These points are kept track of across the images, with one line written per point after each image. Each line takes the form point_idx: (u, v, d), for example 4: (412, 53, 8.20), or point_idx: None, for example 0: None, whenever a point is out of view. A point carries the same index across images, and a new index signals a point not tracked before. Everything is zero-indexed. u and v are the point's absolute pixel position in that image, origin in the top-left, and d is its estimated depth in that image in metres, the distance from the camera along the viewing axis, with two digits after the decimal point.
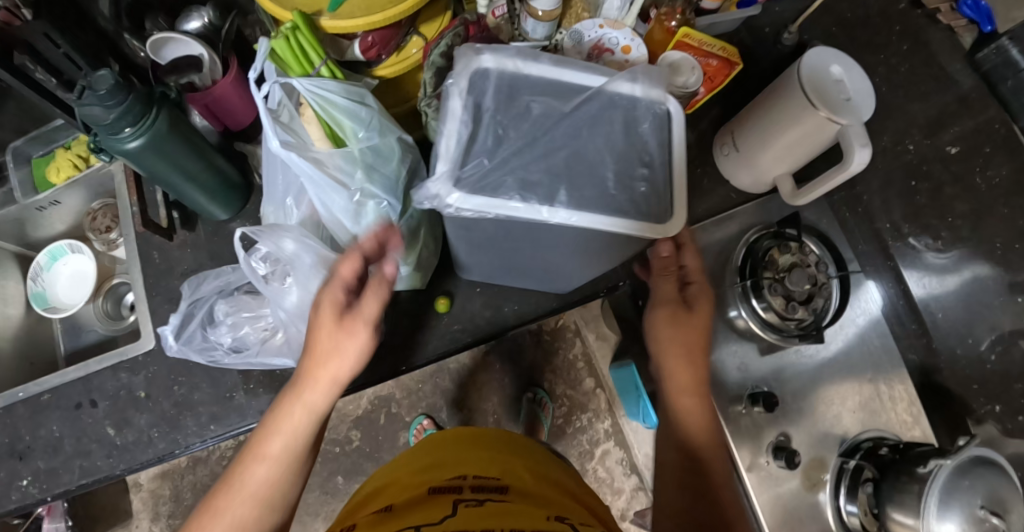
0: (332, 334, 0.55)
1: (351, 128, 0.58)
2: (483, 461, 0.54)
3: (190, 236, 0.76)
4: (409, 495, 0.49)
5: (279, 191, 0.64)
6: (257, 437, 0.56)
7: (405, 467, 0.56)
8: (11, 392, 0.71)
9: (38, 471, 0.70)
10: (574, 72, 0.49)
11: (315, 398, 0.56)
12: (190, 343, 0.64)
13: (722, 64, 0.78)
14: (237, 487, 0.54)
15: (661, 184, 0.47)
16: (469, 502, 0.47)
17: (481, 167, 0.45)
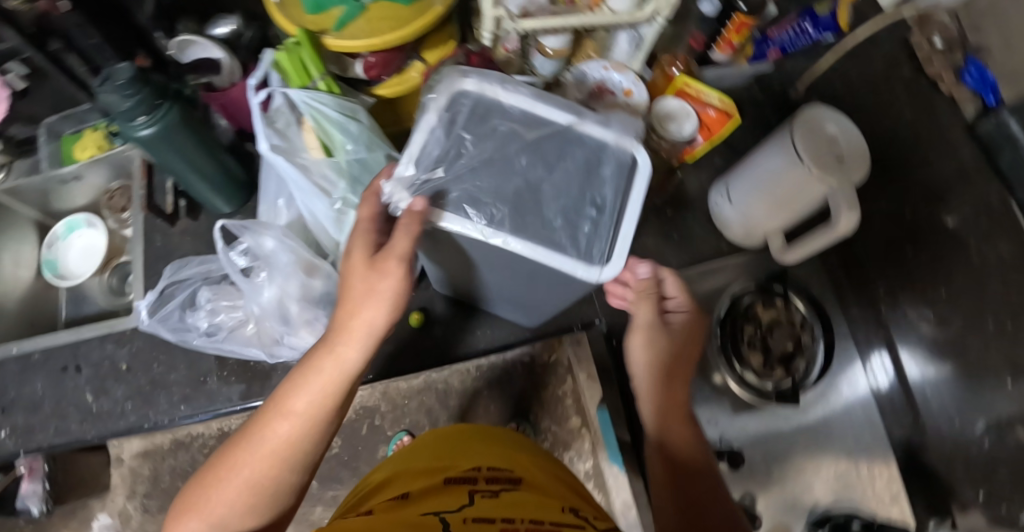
0: (365, 278, 0.49)
1: (340, 140, 0.58)
2: (493, 451, 0.52)
3: (192, 224, 0.79)
4: (425, 482, 0.47)
5: (272, 192, 0.67)
6: (281, 392, 0.50)
7: (413, 457, 0.53)
8: (5, 348, 0.75)
9: (17, 426, 0.73)
10: (550, 107, 0.51)
11: (346, 352, 0.50)
12: (164, 321, 0.66)
13: (720, 116, 0.80)
14: (257, 443, 0.48)
15: (606, 229, 0.48)
16: (486, 493, 0.45)
17: (437, 176, 0.47)
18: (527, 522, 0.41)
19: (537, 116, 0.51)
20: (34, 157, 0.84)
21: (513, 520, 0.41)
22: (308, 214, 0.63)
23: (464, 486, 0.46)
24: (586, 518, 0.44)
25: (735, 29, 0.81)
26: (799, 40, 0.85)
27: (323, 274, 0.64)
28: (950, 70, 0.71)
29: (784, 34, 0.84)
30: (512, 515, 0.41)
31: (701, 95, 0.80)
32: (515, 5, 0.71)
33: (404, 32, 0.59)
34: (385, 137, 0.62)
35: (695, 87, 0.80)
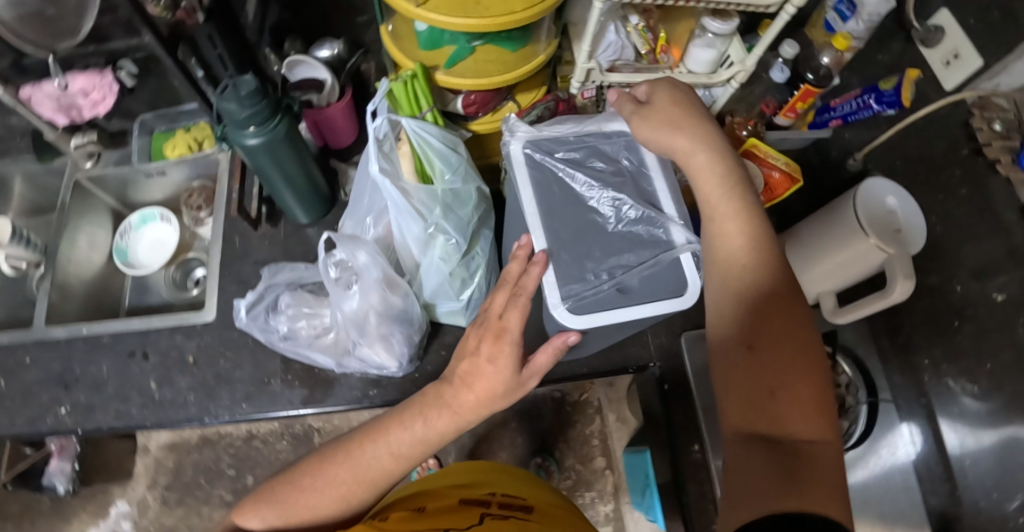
0: (512, 387, 0.49)
1: (440, 169, 0.65)
2: (509, 486, 0.61)
3: (271, 230, 0.83)
4: (441, 502, 0.54)
5: (361, 209, 0.71)
6: (385, 425, 0.51)
7: (438, 481, 0.60)
8: (76, 327, 0.77)
9: (78, 404, 0.75)
10: (670, 199, 0.59)
11: (457, 416, 0.50)
12: (252, 320, 0.70)
13: (784, 178, 0.84)
14: (352, 464, 0.51)
15: (602, 295, 0.55)
16: (495, 517, 0.52)
17: (545, 151, 0.61)
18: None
19: (655, 197, 0.59)
20: (126, 150, 0.88)
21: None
22: (398, 233, 0.67)
23: (477, 510, 0.53)
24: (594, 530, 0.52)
25: (801, 98, 0.85)
26: (861, 112, 0.87)
27: (402, 292, 0.68)
28: (1008, 154, 0.69)
29: (846, 104, 0.89)
30: None
31: (769, 158, 0.85)
32: (606, 60, 0.77)
33: (511, 76, 0.67)
34: (478, 172, 0.69)
35: (762, 151, 0.84)
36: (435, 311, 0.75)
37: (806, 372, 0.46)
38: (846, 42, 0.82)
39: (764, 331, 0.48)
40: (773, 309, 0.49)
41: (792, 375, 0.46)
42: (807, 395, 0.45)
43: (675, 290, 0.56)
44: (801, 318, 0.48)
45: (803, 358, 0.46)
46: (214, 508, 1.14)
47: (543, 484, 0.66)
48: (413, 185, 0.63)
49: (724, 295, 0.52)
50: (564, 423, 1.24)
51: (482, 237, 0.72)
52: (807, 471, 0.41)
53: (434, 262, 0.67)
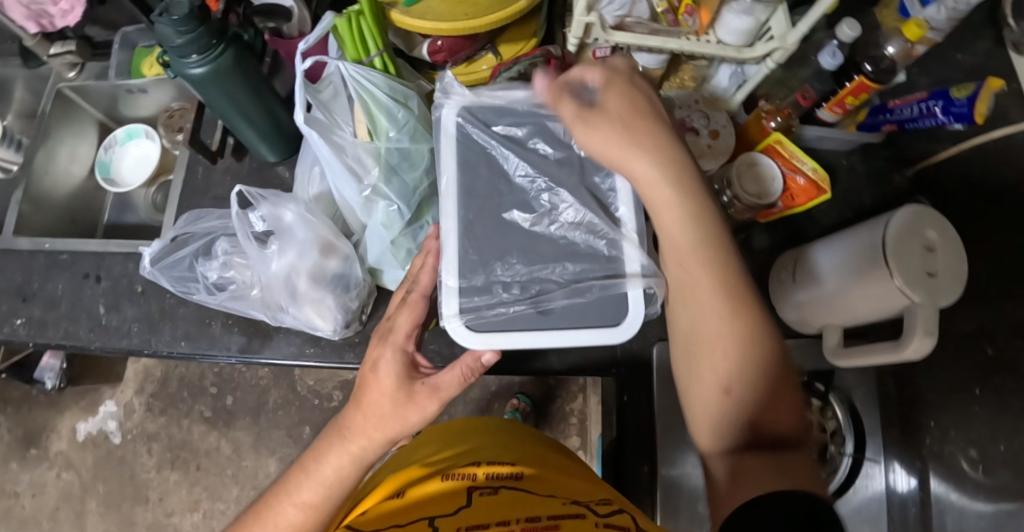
0: (398, 403, 0.48)
1: (385, 127, 0.57)
2: (494, 452, 0.62)
3: (236, 165, 0.79)
4: (427, 488, 0.55)
5: (309, 160, 0.67)
6: (292, 478, 0.50)
7: (426, 455, 0.63)
8: (39, 241, 0.78)
9: (33, 318, 0.76)
10: (623, 201, 0.53)
11: (360, 451, 0.49)
12: (175, 266, 0.66)
13: (809, 186, 0.70)
14: (267, 528, 0.49)
15: (511, 308, 0.50)
16: (485, 491, 0.54)
17: (479, 122, 0.54)
18: (523, 521, 0.49)
19: (606, 201, 0.53)
20: (107, 63, 0.86)
21: (510, 523, 0.49)
22: (337, 194, 0.62)
23: (465, 485, 0.55)
24: (586, 506, 0.52)
25: (851, 92, 0.71)
26: (923, 121, 0.71)
27: (340, 255, 0.64)
28: None
29: (905, 108, 0.73)
30: (505, 517, 0.49)
31: (794, 159, 0.71)
32: (611, 16, 0.66)
33: (480, 22, 0.57)
34: (432, 130, 0.60)
35: (788, 150, 0.71)
36: (381, 277, 0.68)
37: (774, 388, 0.50)
38: (920, 31, 0.67)
39: (737, 365, 0.49)
40: (746, 337, 0.49)
41: (763, 394, 0.49)
42: (774, 408, 0.50)
43: (609, 317, 0.50)
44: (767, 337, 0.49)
45: (772, 374, 0.49)
46: (194, 421, 1.19)
47: (521, 442, 0.66)
48: (349, 141, 0.57)
49: (690, 331, 0.51)
50: (545, 400, 1.11)
51: (436, 205, 0.63)
52: (790, 466, 0.48)
53: (375, 227, 0.61)
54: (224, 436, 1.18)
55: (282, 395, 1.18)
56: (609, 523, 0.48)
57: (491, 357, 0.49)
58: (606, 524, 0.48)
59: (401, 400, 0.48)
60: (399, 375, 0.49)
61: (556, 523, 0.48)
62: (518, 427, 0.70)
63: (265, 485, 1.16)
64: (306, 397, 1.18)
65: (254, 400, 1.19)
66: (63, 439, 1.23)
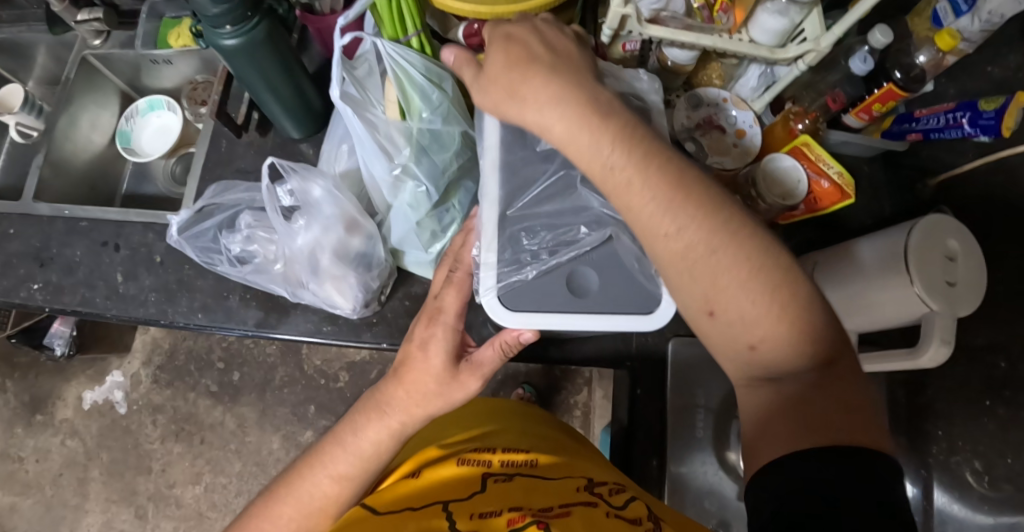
0: (441, 381, 0.49)
1: (418, 107, 0.57)
2: (508, 438, 0.62)
3: (259, 140, 0.79)
4: (441, 472, 0.55)
5: (337, 137, 0.66)
6: (327, 450, 0.51)
7: (439, 437, 0.64)
8: (58, 207, 0.78)
9: (49, 283, 0.76)
10: None
11: (397, 425, 0.50)
12: (200, 237, 0.66)
13: (834, 190, 0.70)
14: (303, 498, 0.51)
15: (534, 278, 0.52)
16: (500, 478, 0.54)
17: None
18: (536, 509, 0.48)
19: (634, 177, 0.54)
20: (133, 31, 0.85)
21: (522, 508, 0.48)
22: (366, 172, 0.61)
23: (479, 471, 0.55)
24: (599, 496, 0.52)
25: (880, 98, 0.71)
26: (947, 131, 0.72)
27: (364, 234, 0.64)
28: None
29: (931, 118, 0.73)
30: (517, 503, 0.49)
31: (820, 163, 0.71)
32: (648, 9, 0.65)
33: (519, 7, 0.57)
34: (464, 113, 0.60)
35: (814, 152, 0.71)
36: (403, 258, 0.68)
37: (786, 318, 0.43)
38: (953, 42, 0.65)
39: (716, 289, 0.44)
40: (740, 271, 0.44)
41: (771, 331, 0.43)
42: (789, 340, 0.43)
43: (642, 305, 0.51)
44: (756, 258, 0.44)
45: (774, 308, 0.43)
46: (199, 395, 1.20)
47: (538, 428, 0.67)
48: (382, 118, 0.57)
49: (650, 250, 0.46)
50: (550, 390, 1.12)
51: (463, 189, 0.64)
52: (829, 402, 0.41)
53: (402, 207, 0.61)
54: (229, 411, 1.18)
55: (289, 373, 1.19)
56: (620, 514, 0.49)
57: (529, 336, 0.48)
58: (616, 515, 0.48)
59: (437, 381, 0.49)
60: (445, 359, 0.49)
61: (568, 510, 0.48)
62: (532, 411, 0.71)
63: (268, 462, 1.16)
64: (312, 376, 1.18)
65: (260, 376, 1.19)
66: (68, 406, 1.23)
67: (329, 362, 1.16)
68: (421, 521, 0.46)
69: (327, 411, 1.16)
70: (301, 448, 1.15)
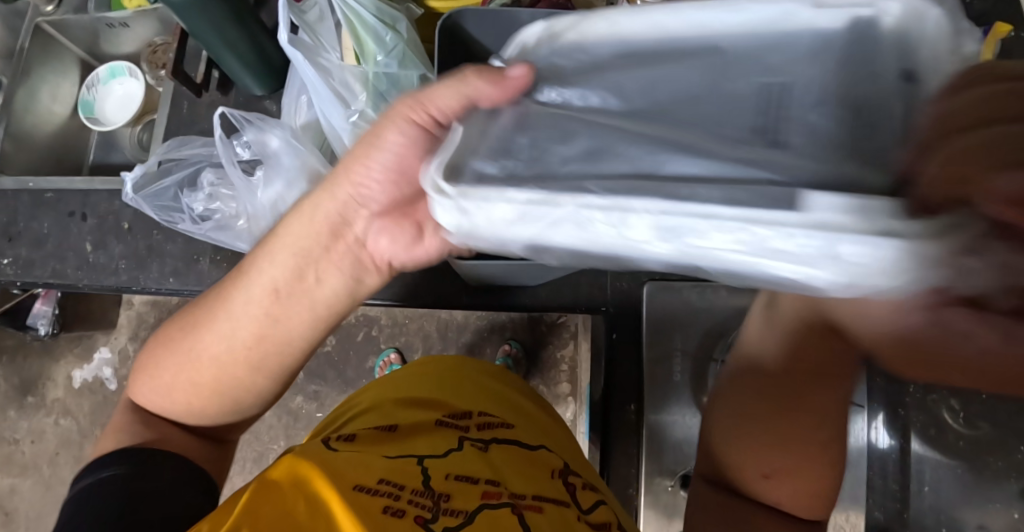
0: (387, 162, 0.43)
1: (372, 50, 0.56)
2: (487, 401, 0.61)
3: (221, 99, 0.77)
4: (416, 425, 0.55)
5: (296, 88, 0.65)
6: (248, 262, 0.47)
7: (415, 384, 0.62)
8: (22, 180, 0.77)
9: (19, 258, 0.76)
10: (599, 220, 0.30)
11: (325, 209, 0.45)
12: (159, 194, 0.65)
13: None
14: (222, 318, 0.47)
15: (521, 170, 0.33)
16: (476, 443, 0.54)
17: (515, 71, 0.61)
18: (511, 489, 0.49)
19: None
20: None
21: (496, 484, 0.49)
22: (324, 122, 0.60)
23: (456, 433, 0.55)
24: (571, 492, 0.52)
25: None
26: None
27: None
28: None
29: None
30: (496, 478, 0.50)
31: None
32: None
33: None
34: (422, 57, 0.58)
35: None
36: None
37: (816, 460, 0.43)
38: None
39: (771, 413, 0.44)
40: (814, 387, 0.43)
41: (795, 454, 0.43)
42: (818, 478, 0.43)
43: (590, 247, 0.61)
44: (839, 394, 0.43)
45: (822, 442, 0.43)
46: None
47: (500, 383, 0.65)
48: (337, 65, 0.55)
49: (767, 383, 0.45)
50: None
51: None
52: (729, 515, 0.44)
53: None
54: None
55: None
56: (588, 521, 0.49)
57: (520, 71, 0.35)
58: (587, 522, 0.49)
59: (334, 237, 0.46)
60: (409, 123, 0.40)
61: (541, 503, 0.48)
62: (505, 373, 0.69)
63: (260, 429, 1.18)
64: None
65: None
66: (59, 386, 1.24)
67: None
68: (396, 479, 0.46)
69: (316, 376, 1.15)
70: (291, 413, 1.16)
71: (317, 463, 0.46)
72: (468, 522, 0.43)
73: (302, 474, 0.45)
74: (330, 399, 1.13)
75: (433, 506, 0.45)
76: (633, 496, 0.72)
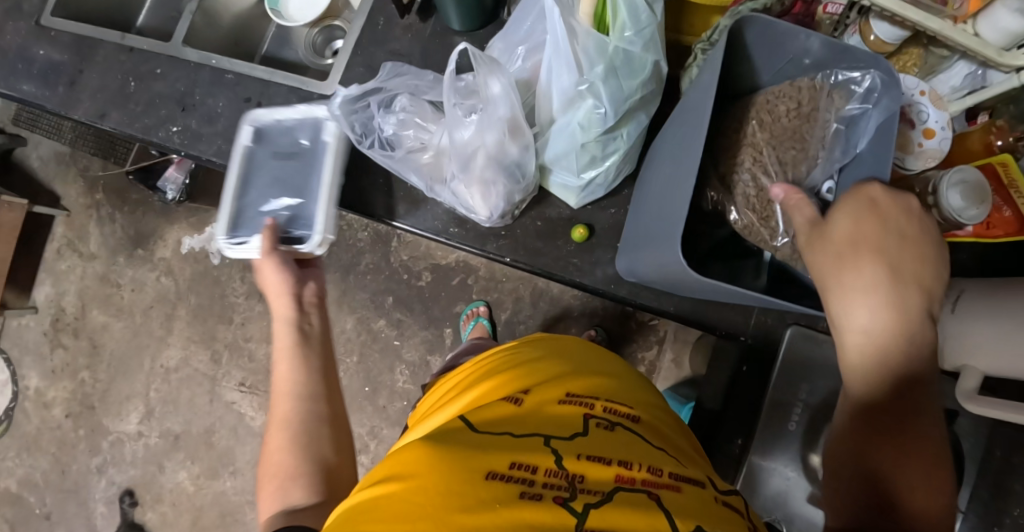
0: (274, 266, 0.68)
1: (623, 22, 0.53)
2: (615, 383, 0.47)
3: (418, 25, 0.75)
4: (538, 396, 0.41)
5: (516, 37, 0.63)
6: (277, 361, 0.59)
7: (530, 357, 0.49)
8: (207, 55, 0.79)
9: (188, 128, 0.79)
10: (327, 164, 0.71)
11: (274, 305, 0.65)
12: (361, 111, 0.68)
13: (1013, 221, 0.65)
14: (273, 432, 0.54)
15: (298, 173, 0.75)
16: (602, 423, 0.39)
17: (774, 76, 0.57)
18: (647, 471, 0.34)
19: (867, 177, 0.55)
20: None
21: (632, 463, 0.34)
22: (543, 80, 0.58)
23: (577, 411, 0.40)
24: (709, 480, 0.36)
25: None
26: None
27: (521, 143, 0.61)
28: None
29: None
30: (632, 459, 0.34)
31: (1012, 188, 0.65)
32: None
33: None
34: (665, 44, 0.56)
35: (1010, 176, 0.65)
36: (549, 177, 0.65)
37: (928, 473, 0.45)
38: None
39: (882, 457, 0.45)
40: (895, 410, 0.45)
41: (907, 474, 0.44)
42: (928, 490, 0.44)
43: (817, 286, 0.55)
44: (918, 412, 0.46)
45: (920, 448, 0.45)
46: None
47: (631, 374, 0.52)
48: (583, 29, 0.53)
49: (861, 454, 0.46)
50: (622, 338, 1.11)
51: (633, 122, 0.60)
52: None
53: (570, 126, 0.57)
54: None
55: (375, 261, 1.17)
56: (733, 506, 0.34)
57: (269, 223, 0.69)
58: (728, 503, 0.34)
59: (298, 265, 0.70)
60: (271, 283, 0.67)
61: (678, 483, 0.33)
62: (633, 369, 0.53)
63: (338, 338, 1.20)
64: (397, 270, 1.18)
65: (347, 258, 1.19)
66: (167, 247, 1.31)
67: (414, 258, 1.16)
68: (518, 450, 0.33)
69: (403, 306, 1.18)
70: (370, 334, 1.19)
71: (441, 445, 0.33)
72: (606, 508, 0.30)
73: (417, 455, 0.33)
74: (411, 331, 1.17)
75: (566, 485, 0.31)
76: None
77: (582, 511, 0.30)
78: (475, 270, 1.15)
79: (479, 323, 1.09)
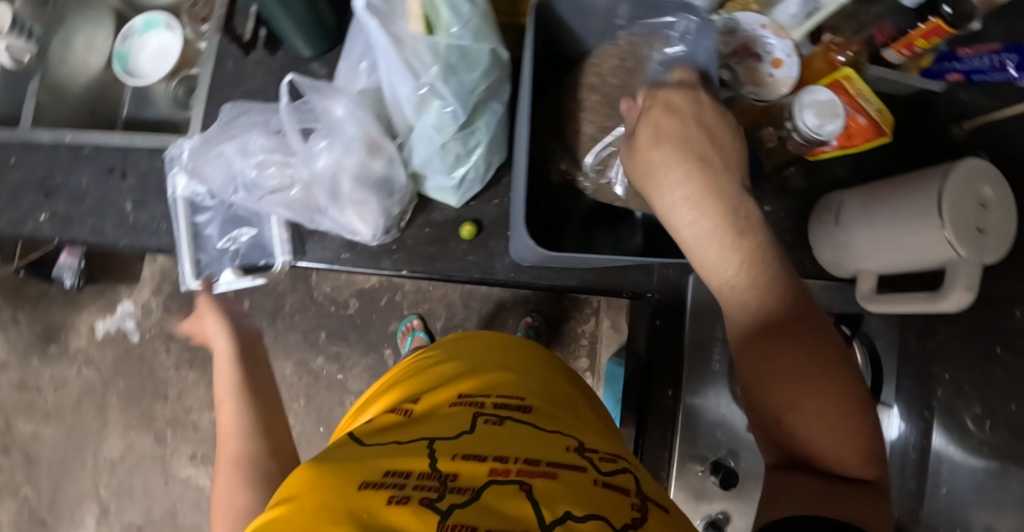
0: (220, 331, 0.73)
1: (446, 21, 0.55)
2: (509, 375, 0.48)
3: (267, 59, 0.74)
4: (428, 404, 0.43)
5: (357, 53, 0.66)
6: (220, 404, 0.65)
7: (434, 365, 0.50)
8: (59, 133, 0.75)
9: (57, 214, 0.74)
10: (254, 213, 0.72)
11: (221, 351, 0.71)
12: (220, 158, 0.67)
13: (870, 126, 0.68)
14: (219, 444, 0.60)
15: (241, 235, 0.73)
16: (491, 420, 0.40)
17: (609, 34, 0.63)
18: (521, 463, 0.35)
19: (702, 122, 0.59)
20: None
21: (508, 459, 0.35)
22: (388, 90, 0.59)
23: (467, 412, 0.42)
24: (591, 460, 0.38)
25: (924, 34, 0.66)
26: (992, 74, 0.64)
27: (385, 157, 0.64)
28: None
29: (975, 59, 0.65)
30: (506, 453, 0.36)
31: (860, 98, 0.68)
32: None
33: None
34: (496, 31, 0.57)
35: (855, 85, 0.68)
36: (423, 184, 0.66)
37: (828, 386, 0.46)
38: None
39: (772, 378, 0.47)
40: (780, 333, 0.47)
41: (808, 398, 0.46)
42: (837, 412, 0.45)
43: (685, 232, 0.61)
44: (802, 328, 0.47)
45: (817, 366, 0.46)
46: None
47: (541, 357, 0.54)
48: (410, 36, 0.55)
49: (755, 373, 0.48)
50: (558, 318, 1.13)
51: (489, 111, 0.61)
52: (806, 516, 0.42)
53: (426, 129, 0.58)
54: None
55: (299, 299, 1.15)
56: (610, 483, 0.35)
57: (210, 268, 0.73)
58: (605, 484, 0.35)
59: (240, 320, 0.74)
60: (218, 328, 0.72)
61: (553, 471, 0.35)
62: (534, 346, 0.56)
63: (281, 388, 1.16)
64: (323, 303, 1.16)
65: (270, 303, 1.16)
66: (82, 336, 1.25)
67: (337, 288, 1.14)
68: (393, 462, 0.35)
69: (338, 337, 1.16)
70: (312, 374, 1.16)
71: (319, 470, 0.34)
72: (474, 503, 0.31)
73: (302, 479, 0.34)
74: (352, 361, 1.15)
75: (438, 485, 0.32)
76: (662, 479, 0.73)
77: (448, 508, 0.30)
78: (401, 285, 1.15)
79: (416, 336, 1.08)
